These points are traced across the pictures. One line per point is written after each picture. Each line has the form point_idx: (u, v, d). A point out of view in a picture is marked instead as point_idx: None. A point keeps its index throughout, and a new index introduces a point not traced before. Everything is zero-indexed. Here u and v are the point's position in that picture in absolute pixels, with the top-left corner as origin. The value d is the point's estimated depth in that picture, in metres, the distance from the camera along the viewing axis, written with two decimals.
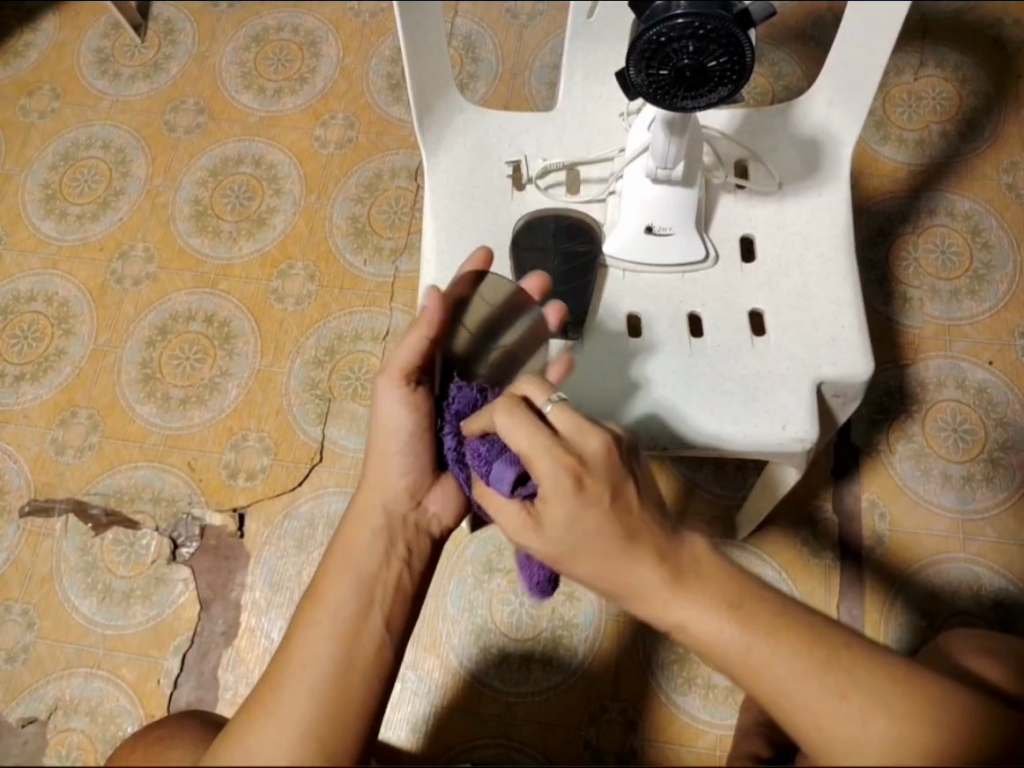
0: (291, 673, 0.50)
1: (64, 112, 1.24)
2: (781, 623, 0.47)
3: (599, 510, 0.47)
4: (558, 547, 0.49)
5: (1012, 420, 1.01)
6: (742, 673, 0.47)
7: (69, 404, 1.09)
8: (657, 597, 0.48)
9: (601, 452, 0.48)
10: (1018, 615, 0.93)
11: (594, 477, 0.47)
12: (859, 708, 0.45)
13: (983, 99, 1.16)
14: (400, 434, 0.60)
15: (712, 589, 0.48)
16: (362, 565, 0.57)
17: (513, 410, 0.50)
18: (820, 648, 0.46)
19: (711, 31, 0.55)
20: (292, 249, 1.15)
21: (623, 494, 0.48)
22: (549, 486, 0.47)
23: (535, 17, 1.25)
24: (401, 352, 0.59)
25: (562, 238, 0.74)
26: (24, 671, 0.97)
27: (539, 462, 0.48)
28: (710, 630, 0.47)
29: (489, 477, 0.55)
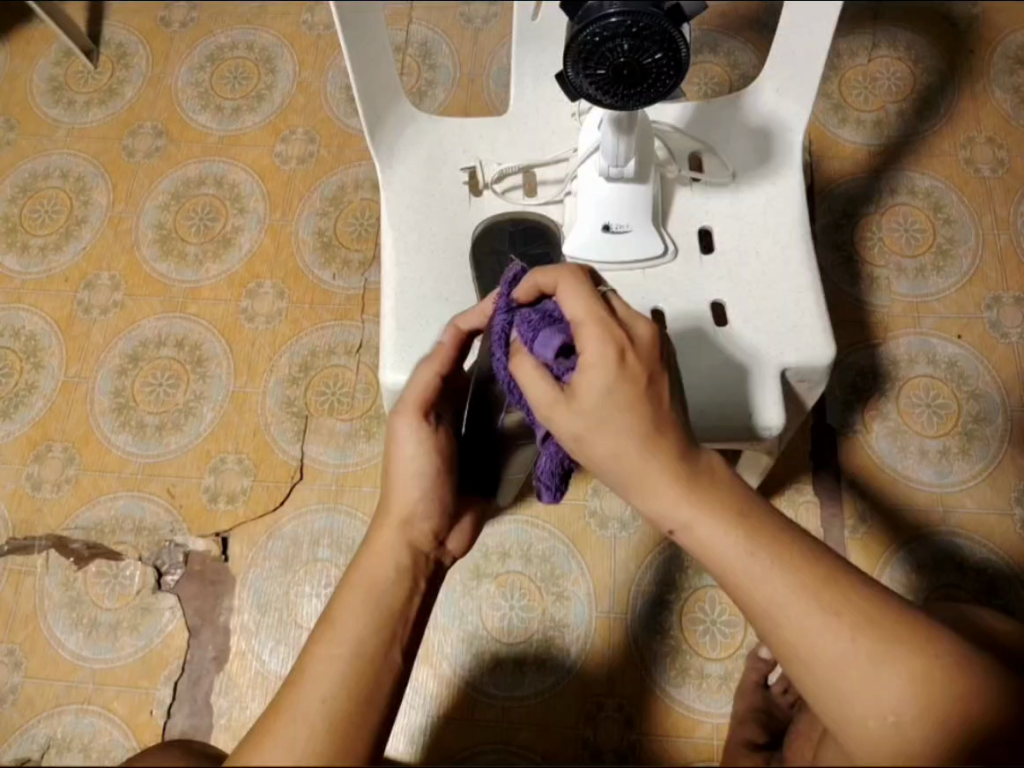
0: (303, 710, 0.49)
1: (20, 143, 1.23)
2: (782, 546, 0.48)
3: (639, 382, 0.50)
4: (589, 415, 0.50)
5: (984, 392, 1.02)
6: (736, 584, 0.48)
7: (43, 438, 1.08)
8: (666, 494, 0.49)
9: (647, 336, 0.52)
10: (1001, 585, 0.94)
11: (637, 356, 0.50)
12: (851, 627, 0.46)
13: (936, 76, 1.16)
14: (424, 477, 0.59)
15: (719, 499, 0.49)
16: (384, 597, 0.56)
17: (577, 283, 0.54)
18: (816, 571, 0.47)
19: (644, 28, 0.55)
20: (260, 268, 1.14)
21: (657, 382, 0.51)
22: (594, 355, 0.50)
23: (489, 21, 1.25)
24: (417, 387, 0.60)
25: (519, 242, 0.76)
26: (15, 711, 0.96)
27: (589, 335, 0.51)
28: (714, 539, 0.48)
29: (533, 343, 0.55)
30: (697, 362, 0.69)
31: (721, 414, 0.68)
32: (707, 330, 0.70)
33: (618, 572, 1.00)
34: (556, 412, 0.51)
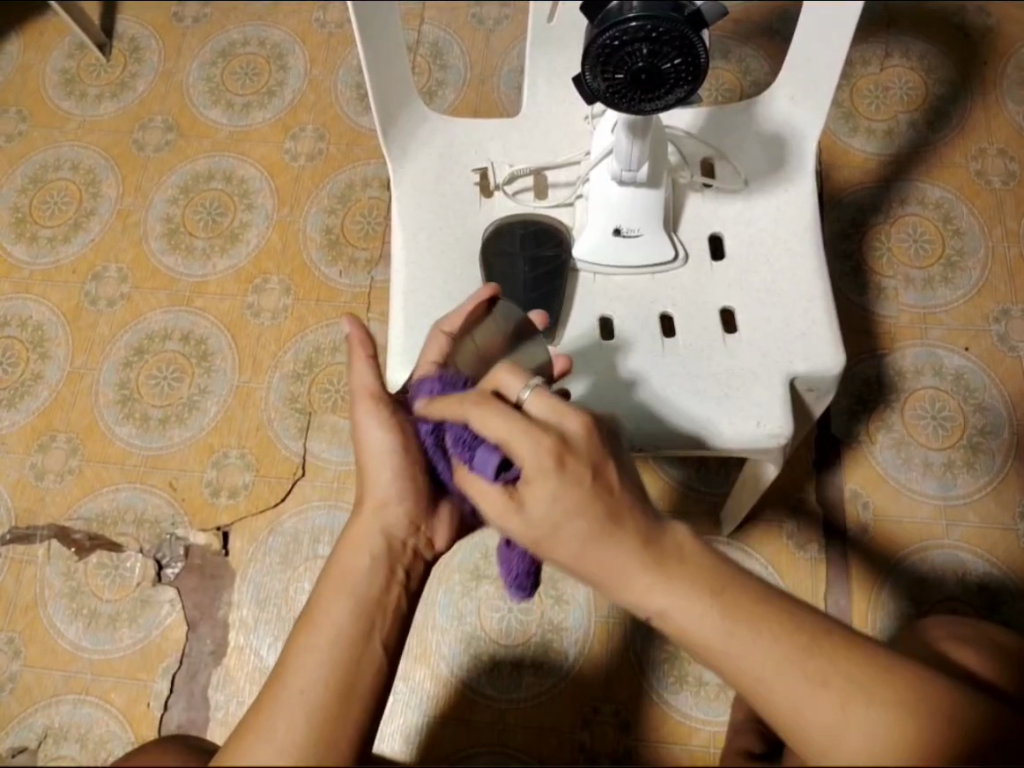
0: (284, 701, 0.49)
1: (31, 135, 1.23)
2: (760, 610, 0.47)
3: (581, 483, 0.48)
4: (538, 529, 0.48)
5: (990, 405, 1.01)
6: (720, 662, 0.47)
7: (47, 428, 1.08)
8: (637, 584, 0.48)
9: (581, 433, 0.49)
10: (1003, 599, 0.94)
11: (575, 454, 0.48)
12: (838, 694, 0.45)
13: (948, 87, 1.16)
14: (391, 461, 0.59)
15: (691, 574, 0.48)
16: (359, 586, 0.56)
17: (488, 406, 0.51)
18: (800, 634, 0.46)
19: (664, 33, 0.55)
20: (266, 263, 1.14)
21: (603, 474, 0.48)
22: (532, 468, 0.48)
23: (501, 22, 1.25)
24: (359, 381, 0.58)
25: (530, 245, 0.74)
26: (12, 700, 0.96)
27: (519, 445, 0.48)
28: (690, 617, 0.47)
29: (472, 463, 0.53)
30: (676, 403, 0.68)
31: (729, 421, 0.67)
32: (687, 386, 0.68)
33: None
34: (507, 520, 0.50)
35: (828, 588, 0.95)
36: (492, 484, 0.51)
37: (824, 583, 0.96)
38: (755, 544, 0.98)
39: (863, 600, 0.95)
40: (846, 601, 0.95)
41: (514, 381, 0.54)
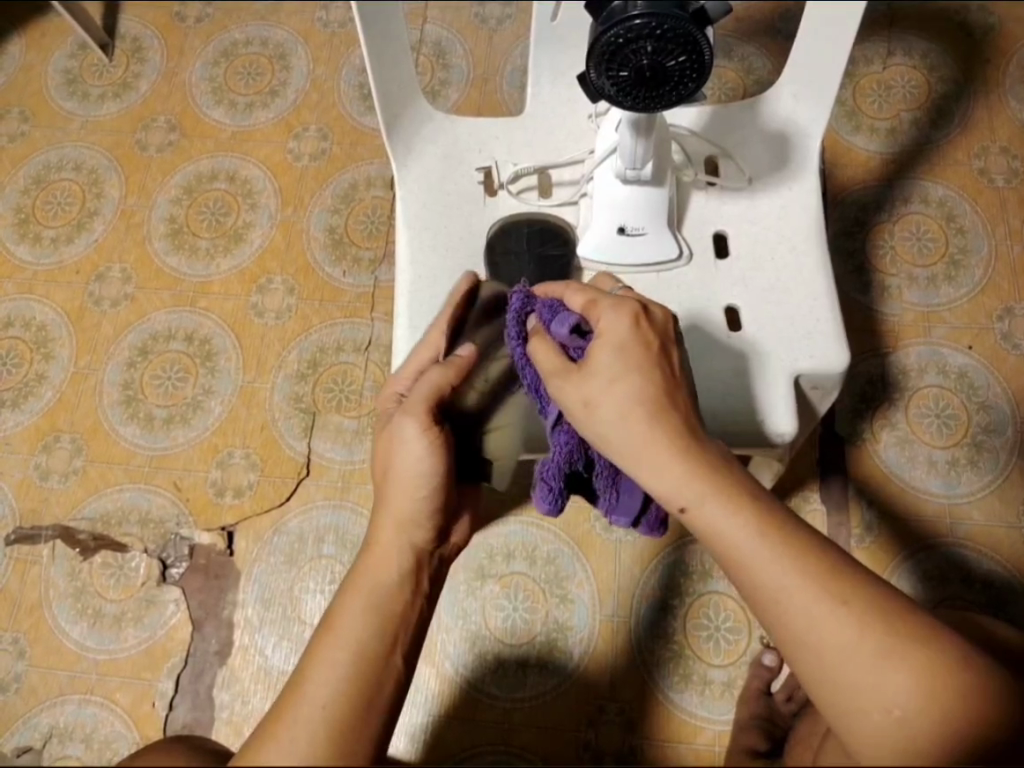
0: (306, 710, 0.49)
1: (34, 135, 1.23)
2: (791, 531, 0.50)
3: (648, 354, 0.55)
4: (594, 385, 0.55)
5: (993, 403, 1.01)
6: (742, 563, 0.50)
7: (51, 429, 1.08)
8: (677, 469, 0.52)
9: (660, 316, 0.58)
10: (1007, 597, 0.94)
11: (650, 325, 0.56)
12: (857, 621, 0.47)
13: (952, 86, 1.16)
14: (428, 480, 0.59)
15: (730, 483, 0.52)
16: (384, 603, 0.56)
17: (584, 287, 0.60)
18: (828, 562, 0.50)
19: (668, 31, 0.55)
20: (270, 263, 1.15)
21: (668, 351, 0.56)
22: (609, 327, 0.56)
23: (504, 22, 1.25)
24: (422, 393, 0.60)
25: (536, 243, 0.76)
26: (17, 700, 0.96)
27: (604, 309, 0.57)
28: (723, 521, 0.51)
29: (551, 323, 0.59)
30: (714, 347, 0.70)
31: (735, 419, 0.67)
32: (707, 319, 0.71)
33: (622, 575, 1.00)
34: (567, 383, 0.56)
35: None
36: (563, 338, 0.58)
37: None
38: None
39: None
40: None
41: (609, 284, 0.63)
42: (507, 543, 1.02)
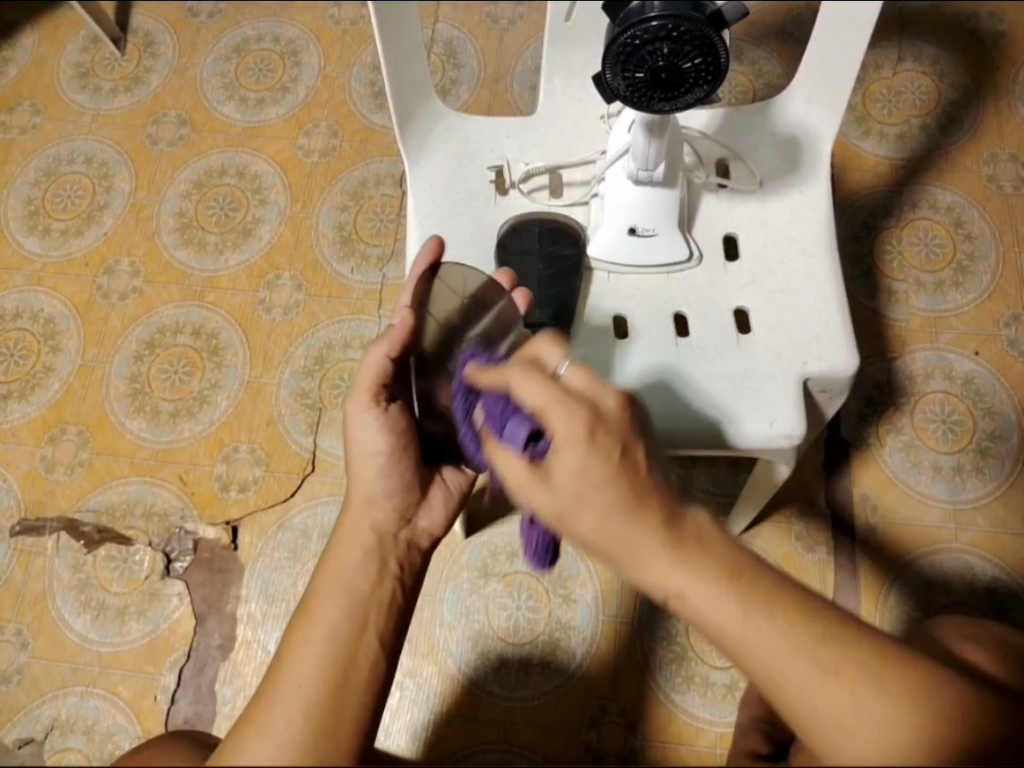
0: (283, 694, 0.49)
1: (45, 128, 1.24)
2: (775, 597, 0.47)
3: (609, 459, 0.48)
4: (563, 497, 0.49)
5: (999, 409, 1.01)
6: (734, 646, 0.47)
7: (58, 421, 1.08)
8: (657, 563, 0.48)
9: (615, 409, 0.50)
10: (1011, 603, 0.94)
11: (606, 428, 0.49)
12: (850, 683, 0.45)
13: (962, 92, 1.16)
14: (380, 456, 0.62)
15: (709, 558, 0.48)
16: (353, 582, 0.57)
17: (528, 373, 0.52)
18: (815, 623, 0.47)
19: (685, 33, 0.55)
20: (278, 259, 1.15)
21: (632, 452, 0.49)
22: (563, 437, 0.49)
23: (515, 22, 1.25)
24: (370, 372, 0.61)
25: (546, 242, 0.74)
26: (20, 691, 0.97)
27: (556, 413, 0.49)
28: (705, 599, 0.47)
29: (502, 432, 0.54)
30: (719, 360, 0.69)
31: (743, 420, 0.67)
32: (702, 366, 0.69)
33: (626, 576, 1.00)
34: (531, 487, 0.50)
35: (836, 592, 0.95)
36: (519, 455, 0.52)
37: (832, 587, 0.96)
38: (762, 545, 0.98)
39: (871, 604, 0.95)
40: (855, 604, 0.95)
41: (554, 351, 0.54)
42: (511, 542, 1.02)
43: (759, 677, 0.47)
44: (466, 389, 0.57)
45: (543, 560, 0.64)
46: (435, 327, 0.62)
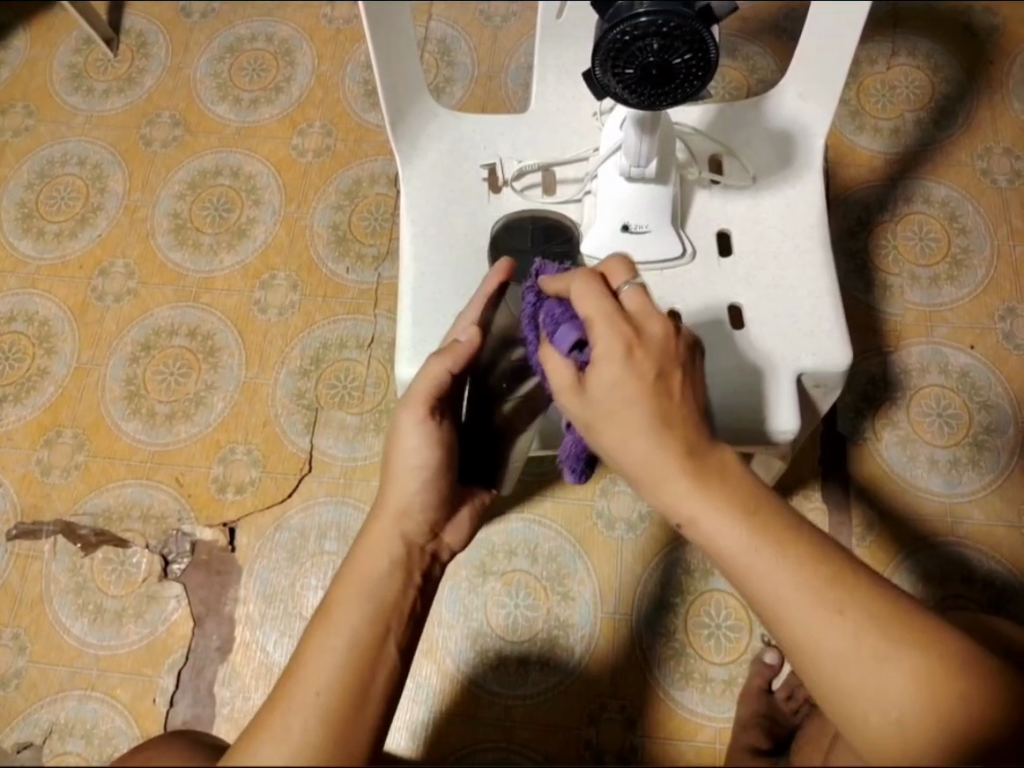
0: (298, 700, 0.50)
1: (38, 130, 1.23)
2: (791, 539, 0.50)
3: (645, 379, 0.52)
4: (595, 410, 0.53)
5: (996, 403, 1.01)
6: (744, 572, 0.50)
7: (53, 424, 1.08)
8: (677, 490, 0.51)
9: (659, 334, 0.53)
10: (1009, 596, 0.94)
11: (646, 350, 0.52)
12: (853, 624, 0.47)
13: (955, 86, 1.16)
14: (422, 471, 0.60)
15: (729, 494, 0.51)
16: (378, 591, 0.56)
17: (588, 282, 0.56)
18: (826, 569, 0.49)
19: (674, 28, 0.55)
20: (274, 259, 1.15)
21: (667, 376, 0.52)
22: (603, 350, 0.53)
23: (509, 19, 1.25)
24: (426, 381, 0.61)
25: (541, 240, 0.75)
26: (19, 694, 0.96)
27: (599, 328, 0.53)
28: (716, 531, 0.50)
29: (552, 336, 0.58)
30: (716, 352, 0.69)
31: (738, 415, 0.67)
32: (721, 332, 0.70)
33: (624, 573, 1.00)
34: (568, 394, 0.55)
35: None
36: (564, 358, 0.56)
37: None
38: None
39: None
40: None
41: (620, 271, 0.57)
42: (508, 540, 1.02)
43: (765, 614, 0.50)
44: (536, 293, 0.63)
45: (576, 467, 0.67)
46: (503, 323, 0.67)
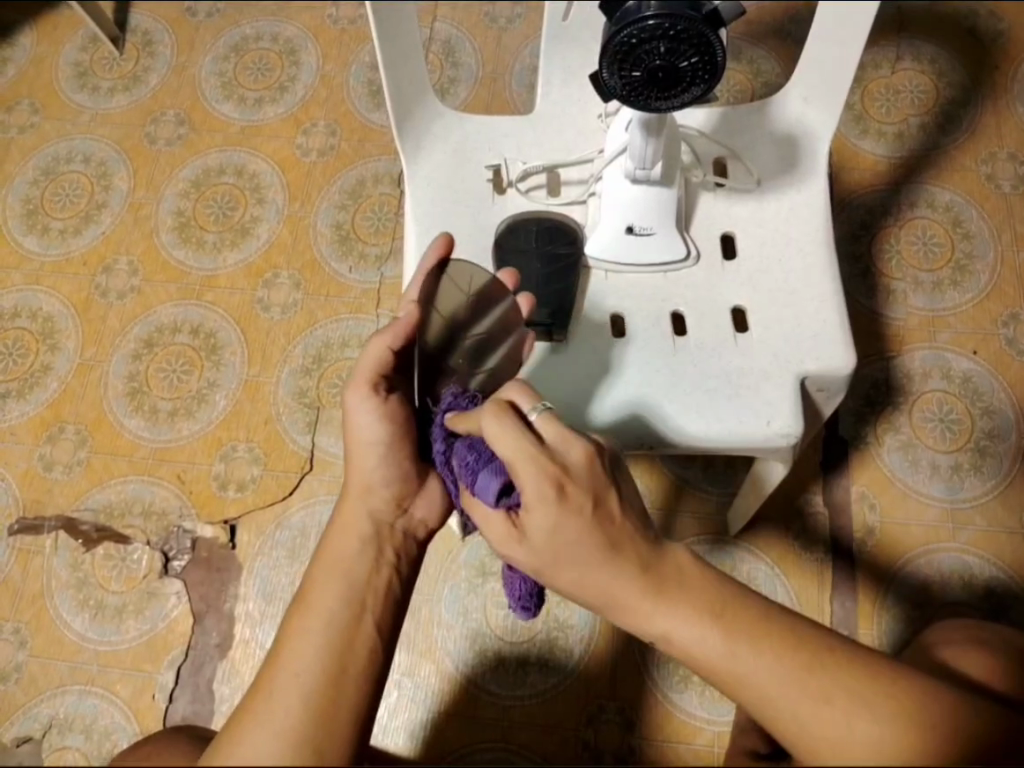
0: (283, 679, 0.50)
1: (43, 127, 1.24)
2: (761, 630, 0.49)
3: (582, 515, 0.51)
4: (542, 556, 0.52)
5: (998, 408, 1.01)
6: (727, 680, 0.49)
7: (56, 419, 1.08)
8: (637, 607, 0.52)
9: (582, 461, 0.52)
10: (1009, 602, 0.94)
11: (577, 484, 0.51)
12: (841, 707, 0.46)
13: (960, 91, 1.16)
14: (380, 443, 0.61)
15: (692, 595, 0.51)
16: (351, 567, 0.57)
17: (498, 417, 0.53)
18: (806, 651, 0.48)
19: (682, 31, 0.55)
20: (277, 258, 1.15)
21: (604, 503, 0.52)
22: (533, 496, 0.51)
23: (514, 21, 1.25)
24: (370, 361, 0.62)
25: (545, 241, 0.74)
26: (18, 689, 0.97)
27: (524, 474, 0.51)
28: (691, 638, 0.50)
29: (474, 484, 0.56)
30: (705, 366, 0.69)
31: (741, 419, 0.67)
32: (708, 354, 0.70)
33: None
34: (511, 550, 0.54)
35: (834, 591, 0.96)
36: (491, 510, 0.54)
37: (830, 586, 0.96)
38: (760, 544, 0.98)
39: (869, 603, 0.95)
40: (853, 603, 0.95)
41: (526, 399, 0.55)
42: None
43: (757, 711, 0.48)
44: (443, 436, 0.60)
45: (527, 610, 0.68)
46: (440, 323, 0.64)
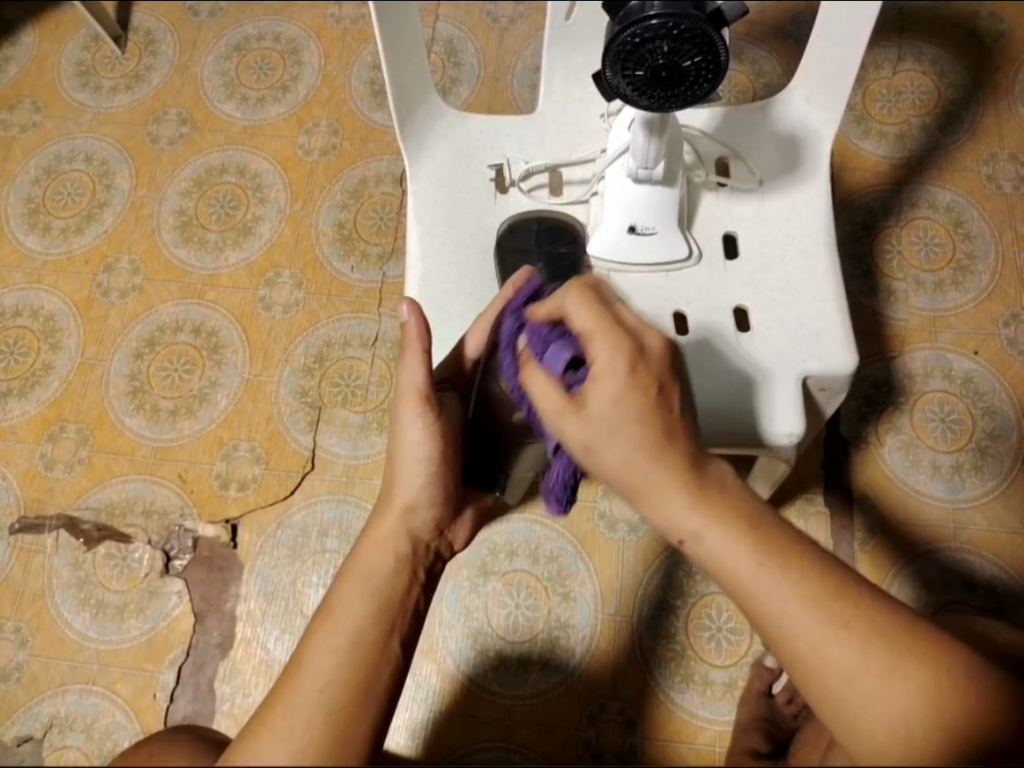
0: (301, 698, 0.49)
1: (46, 126, 1.24)
2: (793, 552, 0.50)
3: (647, 393, 0.52)
4: (596, 428, 0.52)
5: (999, 409, 1.01)
6: (748, 595, 0.50)
7: (57, 419, 1.08)
8: (675, 504, 0.51)
9: (657, 347, 0.54)
10: (1011, 602, 0.94)
11: (648, 366, 0.53)
12: (858, 636, 0.47)
13: (962, 92, 1.16)
14: (426, 464, 0.60)
15: (727, 508, 0.51)
16: (381, 588, 0.56)
17: (584, 299, 0.55)
18: (833, 578, 0.49)
19: (685, 31, 0.55)
20: (278, 257, 1.15)
21: (668, 391, 0.53)
22: (605, 367, 0.53)
23: (515, 21, 1.25)
24: (411, 378, 0.60)
25: (545, 240, 0.76)
26: (19, 688, 0.97)
27: (600, 344, 0.53)
28: (722, 548, 0.50)
29: (542, 356, 0.57)
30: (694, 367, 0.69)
31: (744, 417, 0.67)
32: (713, 351, 0.70)
33: (627, 575, 1.00)
34: (567, 420, 0.54)
35: None
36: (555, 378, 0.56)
37: None
38: None
39: None
40: None
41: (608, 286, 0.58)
42: (510, 540, 1.02)
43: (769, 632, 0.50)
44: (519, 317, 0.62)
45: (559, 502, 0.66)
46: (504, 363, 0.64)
